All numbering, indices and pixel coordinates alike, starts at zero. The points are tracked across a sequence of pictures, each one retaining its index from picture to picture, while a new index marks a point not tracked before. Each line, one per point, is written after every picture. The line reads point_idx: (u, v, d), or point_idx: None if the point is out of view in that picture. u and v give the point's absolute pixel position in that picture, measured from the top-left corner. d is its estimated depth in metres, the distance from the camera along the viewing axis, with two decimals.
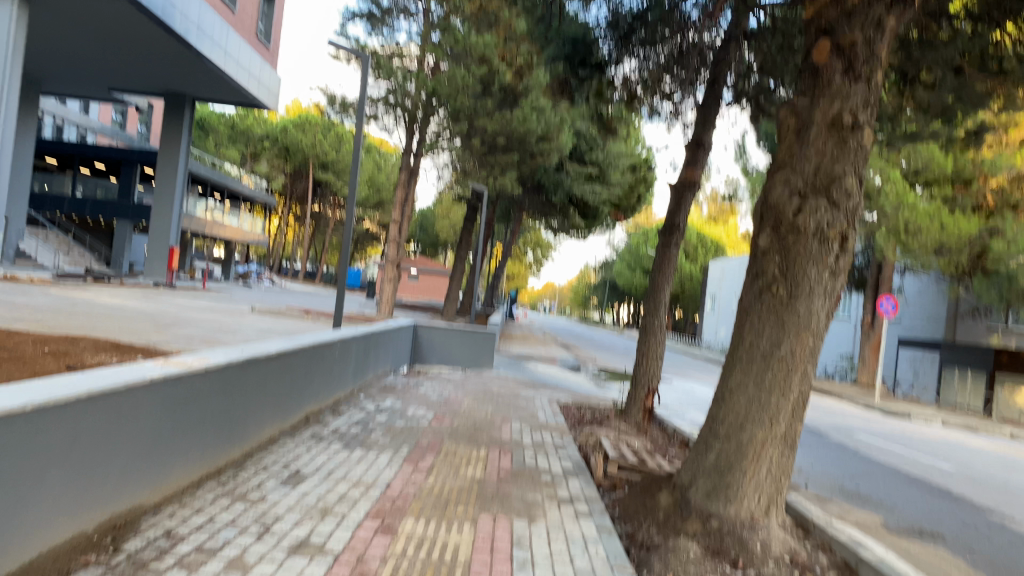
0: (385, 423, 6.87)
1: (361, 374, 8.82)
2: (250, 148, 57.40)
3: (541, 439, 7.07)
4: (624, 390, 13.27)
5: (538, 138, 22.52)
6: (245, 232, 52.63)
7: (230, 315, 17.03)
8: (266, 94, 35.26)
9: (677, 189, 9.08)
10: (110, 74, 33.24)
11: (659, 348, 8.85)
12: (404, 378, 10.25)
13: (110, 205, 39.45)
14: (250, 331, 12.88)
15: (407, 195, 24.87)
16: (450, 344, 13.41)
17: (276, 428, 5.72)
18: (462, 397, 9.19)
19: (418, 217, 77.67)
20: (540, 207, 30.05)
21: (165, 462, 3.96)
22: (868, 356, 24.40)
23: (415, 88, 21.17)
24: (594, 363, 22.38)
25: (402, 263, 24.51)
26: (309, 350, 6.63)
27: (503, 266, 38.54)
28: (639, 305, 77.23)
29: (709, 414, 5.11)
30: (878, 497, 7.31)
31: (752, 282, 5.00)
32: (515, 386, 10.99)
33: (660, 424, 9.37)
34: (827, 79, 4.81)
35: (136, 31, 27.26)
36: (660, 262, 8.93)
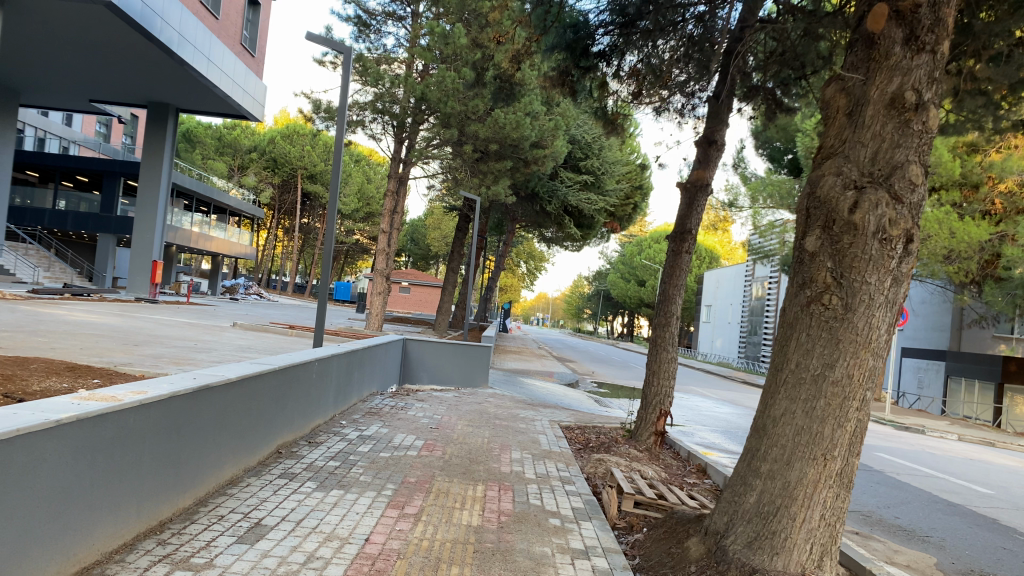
0: (368, 455, 6.07)
1: (343, 397, 8.02)
2: (238, 161, 56.74)
3: (546, 470, 6.28)
4: (627, 408, 12.49)
5: (531, 144, 21.83)
6: (233, 245, 51.76)
7: (210, 332, 16.18)
8: (251, 104, 34.46)
9: (688, 192, 8.33)
10: (92, 85, 32.45)
11: (671, 365, 8.07)
12: (392, 400, 9.43)
13: (92, 218, 38.54)
14: (226, 349, 12.06)
15: (396, 205, 24.13)
16: (442, 362, 12.60)
17: (237, 467, 4.93)
18: (456, 421, 8.38)
19: (409, 228, 76.82)
20: (533, 217, 29.26)
21: (83, 522, 3.17)
22: None
23: (403, 93, 20.43)
24: (592, 377, 21.61)
25: (392, 276, 23.69)
26: (281, 373, 5.84)
27: (496, 278, 37.72)
28: (633, 316, 76.59)
29: (746, 446, 4.34)
30: (925, 531, 6.52)
31: (796, 292, 4.24)
32: (512, 406, 10.20)
33: (673, 448, 8.59)
34: (885, 52, 4.07)
35: (115, 38, 26.41)
36: (670, 272, 8.17)
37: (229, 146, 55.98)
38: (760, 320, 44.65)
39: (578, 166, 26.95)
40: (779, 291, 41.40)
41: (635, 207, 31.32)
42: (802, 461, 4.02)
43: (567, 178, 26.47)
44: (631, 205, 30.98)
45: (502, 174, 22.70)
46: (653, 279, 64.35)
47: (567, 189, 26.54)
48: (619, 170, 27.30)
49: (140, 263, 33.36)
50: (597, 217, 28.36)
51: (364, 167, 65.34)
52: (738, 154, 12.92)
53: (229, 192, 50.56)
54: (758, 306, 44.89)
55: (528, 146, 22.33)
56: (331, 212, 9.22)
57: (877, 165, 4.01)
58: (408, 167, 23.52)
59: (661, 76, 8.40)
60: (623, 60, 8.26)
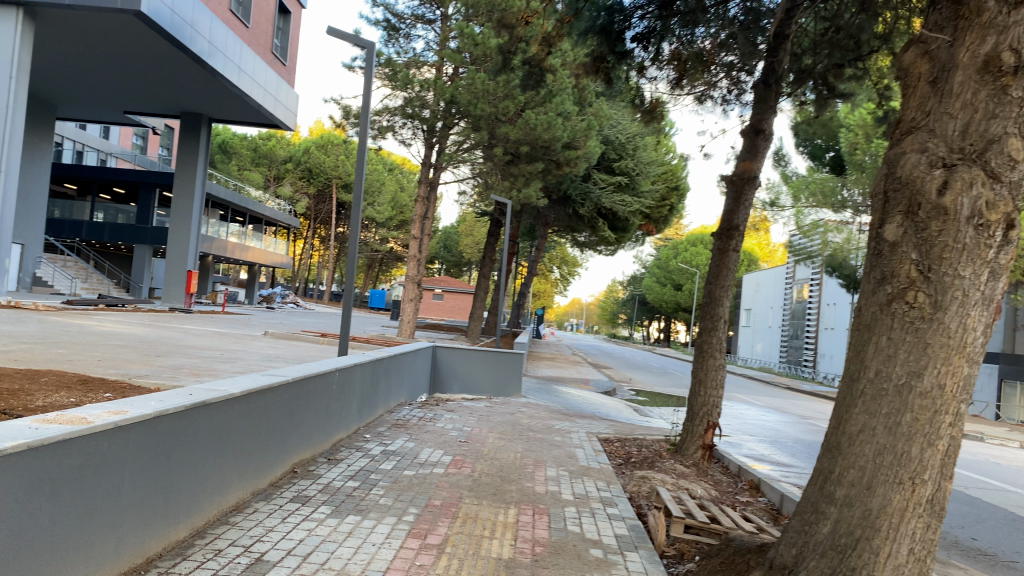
0: (390, 473, 5.58)
1: (368, 409, 7.55)
2: (273, 171, 57.06)
3: (585, 489, 5.74)
4: (667, 417, 11.90)
5: (563, 145, 21.32)
6: (268, 254, 51.97)
7: (238, 341, 15.88)
8: (283, 113, 34.35)
9: (734, 185, 7.76)
10: (126, 96, 32.59)
11: (718, 373, 7.51)
12: (420, 411, 8.95)
13: (128, 230, 38.82)
14: (251, 359, 11.67)
15: (428, 211, 23.75)
16: (473, 370, 12.11)
17: (244, 492, 4.48)
18: (488, 433, 7.88)
19: (442, 235, 76.68)
20: (566, 220, 28.73)
21: (46, 567, 2.72)
22: None
23: (433, 97, 20.05)
24: (629, 385, 21.02)
25: (424, 282, 23.31)
26: (297, 386, 5.40)
27: (529, 284, 37.25)
28: (669, 320, 75.65)
29: (818, 467, 3.78)
30: (1010, 556, 5.86)
31: (873, 289, 3.68)
32: (546, 417, 9.65)
33: (721, 462, 8.00)
34: (975, 9, 3.52)
35: (145, 48, 26.36)
36: (716, 272, 7.59)
37: (263, 156, 56.31)
38: (801, 323, 43.56)
39: (612, 167, 26.34)
40: (821, 292, 40.33)
41: (671, 209, 30.62)
42: (887, 485, 3.45)
43: (600, 181, 26.00)
44: (667, 207, 30.27)
45: (534, 176, 22.21)
46: (689, 282, 63.38)
47: (600, 191, 26.07)
48: (654, 171, 26.62)
49: (175, 273, 33.41)
50: (632, 219, 27.73)
51: (396, 175, 65.31)
52: (777, 151, 12.33)
53: (263, 202, 50.79)
54: (799, 309, 43.80)
55: (560, 148, 21.84)
56: (355, 215, 8.76)
57: (969, 138, 3.42)
58: (438, 172, 23.14)
59: (705, 58, 7.86)
60: (661, 45, 7.76)
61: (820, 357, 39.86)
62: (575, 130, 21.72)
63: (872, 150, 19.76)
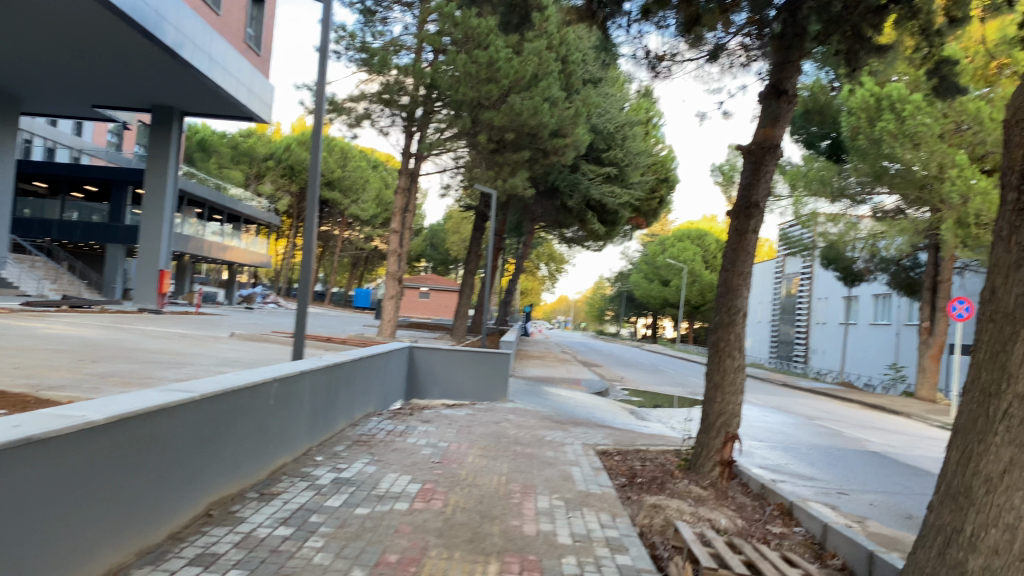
0: (335, 513, 4.35)
1: (324, 425, 6.36)
2: (253, 168, 55.67)
3: (585, 528, 4.57)
4: (667, 426, 10.75)
5: (550, 131, 20.12)
6: (249, 254, 50.58)
7: (200, 344, 14.57)
8: (258, 104, 32.90)
9: (753, 155, 6.66)
10: (93, 88, 31.07)
11: (738, 377, 6.35)
12: (390, 423, 7.72)
13: (99, 228, 37.40)
14: (205, 363, 10.42)
15: (407, 203, 22.46)
16: (454, 374, 10.90)
17: (118, 557, 3.27)
18: (467, 450, 6.67)
19: (427, 233, 75.41)
20: (553, 215, 27.56)
21: None
22: (929, 367, 21.53)
23: (412, 83, 18.85)
24: (622, 385, 19.91)
25: (404, 279, 22.07)
26: (217, 403, 4.19)
27: (516, 281, 36.13)
28: (658, 317, 74.64)
29: (945, 518, 3.29)
30: None
31: (1015, 270, 3.19)
32: (535, 426, 8.44)
33: (740, 478, 6.86)
34: None
35: (109, 36, 24.91)
36: (733, 257, 6.45)
37: (243, 153, 54.86)
38: (793, 318, 42.70)
39: (601, 157, 25.14)
40: (813, 285, 39.38)
41: (662, 202, 29.53)
42: None
43: (588, 171, 24.82)
44: (658, 199, 29.23)
45: (519, 166, 20.97)
46: (678, 278, 62.44)
47: (589, 182, 24.90)
48: (645, 162, 25.53)
49: (146, 273, 31.97)
50: (622, 212, 26.56)
51: (379, 171, 64.03)
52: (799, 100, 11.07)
53: (245, 201, 49.43)
54: (791, 304, 42.86)
55: (547, 135, 20.65)
56: (314, 198, 7.61)
57: None
58: (418, 162, 21.83)
59: (717, 2, 6.67)
60: None
61: (813, 353, 39.02)
62: (562, 117, 20.54)
63: (875, 133, 18.80)
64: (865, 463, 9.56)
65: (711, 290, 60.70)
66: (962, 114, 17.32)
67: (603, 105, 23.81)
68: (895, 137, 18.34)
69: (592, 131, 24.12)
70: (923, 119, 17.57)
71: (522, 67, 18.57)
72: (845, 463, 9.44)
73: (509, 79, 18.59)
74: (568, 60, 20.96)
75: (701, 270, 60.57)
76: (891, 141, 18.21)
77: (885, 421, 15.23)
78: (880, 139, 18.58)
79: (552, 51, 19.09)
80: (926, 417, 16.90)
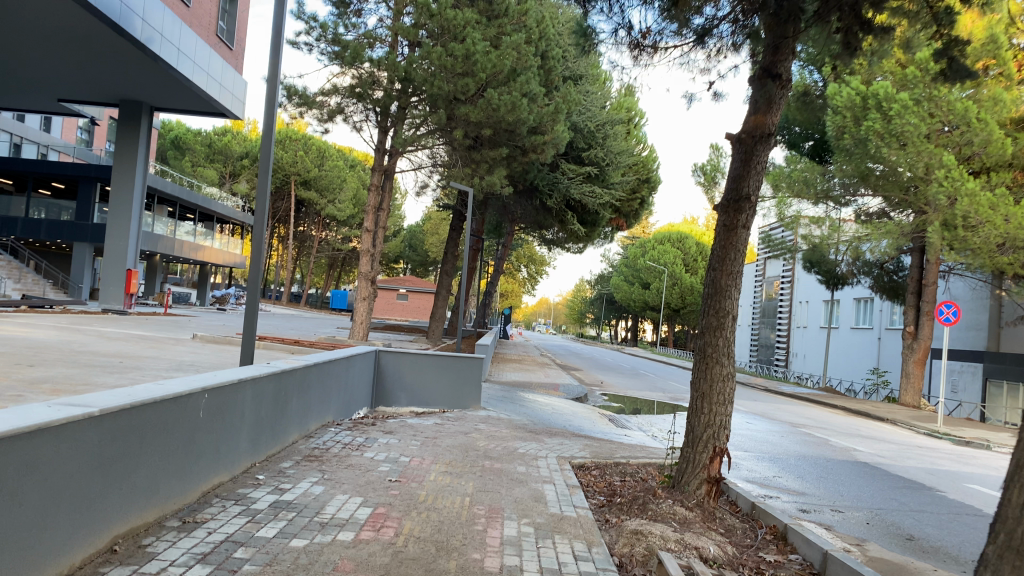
0: (265, 546, 3.75)
1: (270, 438, 5.73)
2: (228, 168, 54.66)
3: (558, 561, 4.01)
4: (648, 436, 10.20)
5: (529, 127, 19.60)
6: (224, 254, 49.60)
7: (158, 346, 13.83)
8: (231, 100, 32.07)
9: (744, 144, 6.14)
10: (58, 81, 30.02)
11: (727, 386, 5.81)
12: (348, 434, 7.10)
13: (66, 226, 36.35)
14: (155, 366, 9.73)
15: (381, 201, 21.79)
16: (423, 379, 10.29)
17: None
18: (430, 465, 6.08)
19: (406, 234, 74.63)
20: (533, 215, 26.99)
21: None
22: (912, 373, 21.22)
23: (386, 76, 18.20)
24: (601, 389, 19.42)
25: (378, 279, 21.40)
26: (127, 420, 3.56)
27: (495, 283, 35.53)
28: (638, 320, 74.34)
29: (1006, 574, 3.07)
30: None
31: None
32: (507, 437, 7.85)
33: (727, 497, 6.31)
34: None
35: (73, 27, 24.01)
36: (721, 255, 5.94)
37: (218, 152, 53.84)
38: (773, 322, 42.44)
39: (581, 157, 24.63)
40: (793, 289, 39.13)
41: (643, 203, 29.09)
42: None
43: (568, 170, 24.25)
44: (638, 200, 28.82)
45: (497, 163, 20.39)
46: (658, 281, 62.11)
47: (569, 182, 24.31)
48: (625, 161, 25.04)
49: (113, 272, 31.01)
50: (602, 212, 26.04)
51: (357, 171, 63.23)
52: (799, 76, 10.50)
53: (221, 200, 48.70)
54: (771, 307, 42.62)
55: (525, 132, 20.09)
56: (266, 187, 6.98)
57: None
58: (393, 159, 21.17)
59: None
60: None
61: (793, 357, 38.75)
62: (542, 112, 19.97)
63: (860, 133, 18.38)
64: (855, 475, 9.05)
65: (692, 293, 60.33)
66: (950, 114, 17.27)
67: (585, 103, 23.64)
68: (881, 138, 17.96)
69: (572, 128, 23.62)
70: (910, 119, 17.22)
71: (501, 61, 17.98)
72: (835, 475, 8.93)
73: (486, 73, 17.98)
74: (549, 55, 20.49)
75: (681, 273, 60.29)
76: (877, 140, 17.86)
77: (871, 428, 14.84)
78: (865, 139, 18.20)
79: (531, 45, 18.57)
80: (912, 424, 16.48)
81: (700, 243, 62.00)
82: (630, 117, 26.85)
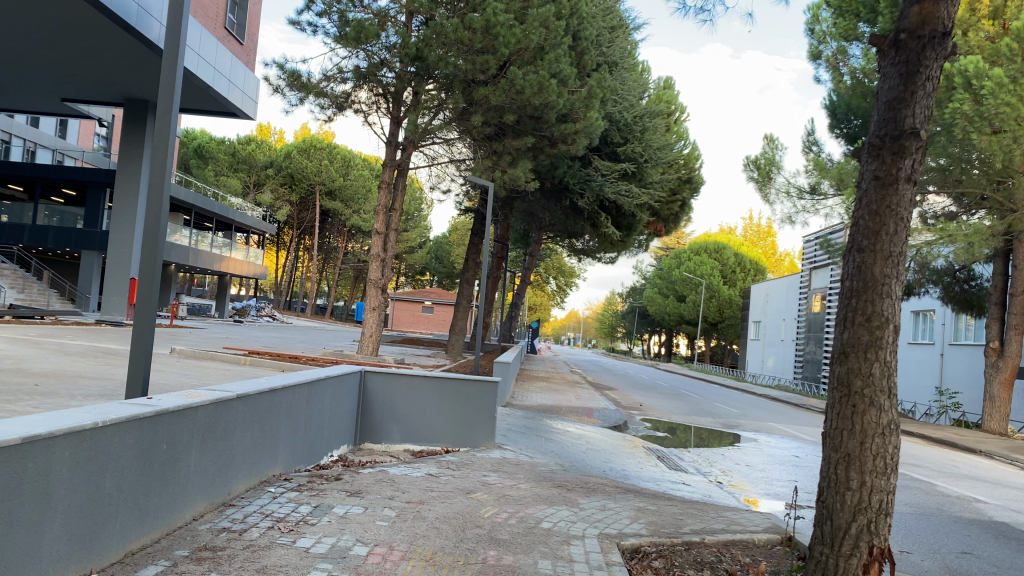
0: None
1: (128, 521, 3.49)
2: (253, 178, 53.00)
3: None
4: (714, 489, 7.73)
5: (559, 112, 17.43)
6: (246, 265, 47.82)
7: (119, 364, 11.67)
8: (248, 103, 30.23)
9: (902, 50, 3.80)
10: (62, 81, 28.43)
11: (887, 445, 3.47)
12: (292, 499, 4.82)
13: (75, 234, 34.57)
14: (71, 393, 7.48)
15: (393, 202, 19.64)
16: (420, 411, 8.01)
17: None
18: (399, 565, 3.79)
19: (432, 246, 72.64)
20: (563, 220, 24.68)
21: None
22: (997, 397, 18.52)
23: (399, 61, 16.06)
24: (640, 413, 17.02)
25: (390, 288, 19.15)
26: None
27: (523, 295, 33.32)
28: (671, 333, 71.44)
29: None
30: None
31: None
32: (524, 500, 5.48)
33: None
34: None
35: (79, 26, 22.40)
36: (872, 228, 3.66)
37: (242, 161, 51.78)
38: (818, 336, 39.45)
39: (616, 153, 22.31)
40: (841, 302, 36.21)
41: (683, 206, 26.73)
42: None
43: (602, 167, 21.83)
44: (678, 203, 26.49)
45: (522, 155, 18.27)
46: (693, 293, 59.33)
47: (603, 179, 21.90)
48: (665, 158, 22.73)
49: (116, 282, 29.09)
50: (639, 215, 23.68)
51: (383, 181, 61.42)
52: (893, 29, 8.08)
53: (246, 210, 46.61)
54: (816, 321, 39.64)
55: (554, 120, 17.92)
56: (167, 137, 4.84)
57: None
58: (407, 156, 19.04)
59: None
60: None
61: None
62: (572, 98, 17.75)
63: (944, 118, 15.81)
64: (1007, 545, 6.56)
65: (729, 306, 58.16)
66: None
67: (620, 92, 21.61)
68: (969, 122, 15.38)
69: (607, 120, 21.44)
70: (1005, 99, 14.59)
71: (526, 37, 15.80)
72: (980, 547, 6.47)
73: (510, 50, 15.81)
74: (580, 36, 18.42)
75: (717, 285, 57.79)
76: (964, 125, 15.35)
77: (970, 465, 12.26)
78: (950, 126, 15.69)
79: (561, 20, 16.46)
80: (1012, 457, 13.86)
81: (736, 254, 59.47)
82: (669, 112, 24.60)
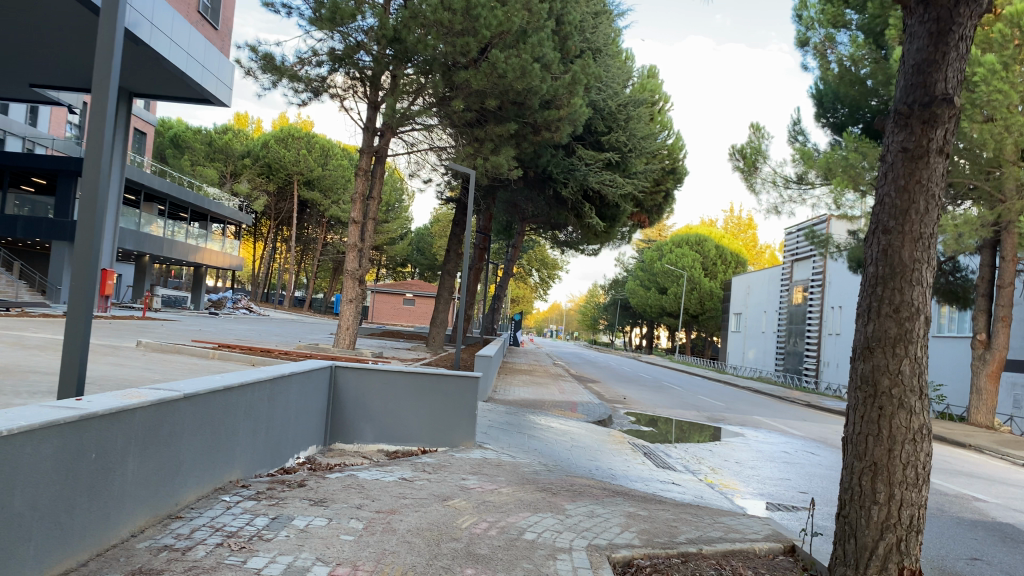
0: None
1: (47, 545, 3.01)
2: (229, 167, 52.02)
3: None
4: (705, 488, 7.34)
5: (541, 97, 17.01)
6: (224, 257, 46.97)
7: (80, 357, 11.09)
8: (223, 90, 29.44)
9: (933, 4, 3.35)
10: (30, 65, 27.51)
11: (912, 452, 3.14)
12: (247, 509, 4.35)
13: (44, 224, 33.58)
14: (16, 389, 6.92)
15: (372, 191, 19.07)
16: (395, 409, 7.55)
17: None
18: None
19: (413, 237, 71.95)
20: (546, 211, 24.21)
21: None
22: (985, 390, 18.30)
23: (377, 43, 15.45)
24: (624, 406, 16.62)
25: (368, 279, 18.62)
26: None
27: (505, 287, 32.85)
28: (653, 325, 71.24)
29: None
30: None
31: None
32: (505, 507, 5.03)
33: None
34: None
35: (48, 9, 21.61)
36: (899, 207, 3.25)
37: (219, 151, 50.84)
38: (800, 328, 39.31)
39: (600, 142, 21.88)
40: (824, 294, 35.99)
41: (667, 196, 26.35)
42: None
43: (586, 157, 21.37)
44: (662, 193, 26.09)
45: (504, 142, 17.79)
46: (675, 285, 59.09)
47: (587, 169, 21.44)
48: (649, 147, 22.38)
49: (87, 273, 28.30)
50: (623, 205, 23.26)
51: None
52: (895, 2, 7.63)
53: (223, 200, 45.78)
54: (798, 313, 39.49)
55: (539, 106, 17.60)
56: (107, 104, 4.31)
57: None
58: (386, 143, 18.47)
59: None
60: None
61: (822, 366, 35.66)
62: (555, 84, 17.27)
63: None
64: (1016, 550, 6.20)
65: (711, 298, 57.99)
66: None
67: (604, 80, 21.18)
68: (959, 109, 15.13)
69: (591, 108, 20.97)
70: (997, 86, 14.29)
71: (508, 18, 15.33)
72: (988, 552, 6.10)
73: (491, 32, 15.30)
74: (563, 21, 17.98)
75: (699, 277, 57.61)
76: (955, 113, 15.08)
77: (961, 460, 11.97)
78: None
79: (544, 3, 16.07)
80: (1003, 451, 13.59)
81: (718, 246, 59.34)
82: (653, 101, 24.19)
